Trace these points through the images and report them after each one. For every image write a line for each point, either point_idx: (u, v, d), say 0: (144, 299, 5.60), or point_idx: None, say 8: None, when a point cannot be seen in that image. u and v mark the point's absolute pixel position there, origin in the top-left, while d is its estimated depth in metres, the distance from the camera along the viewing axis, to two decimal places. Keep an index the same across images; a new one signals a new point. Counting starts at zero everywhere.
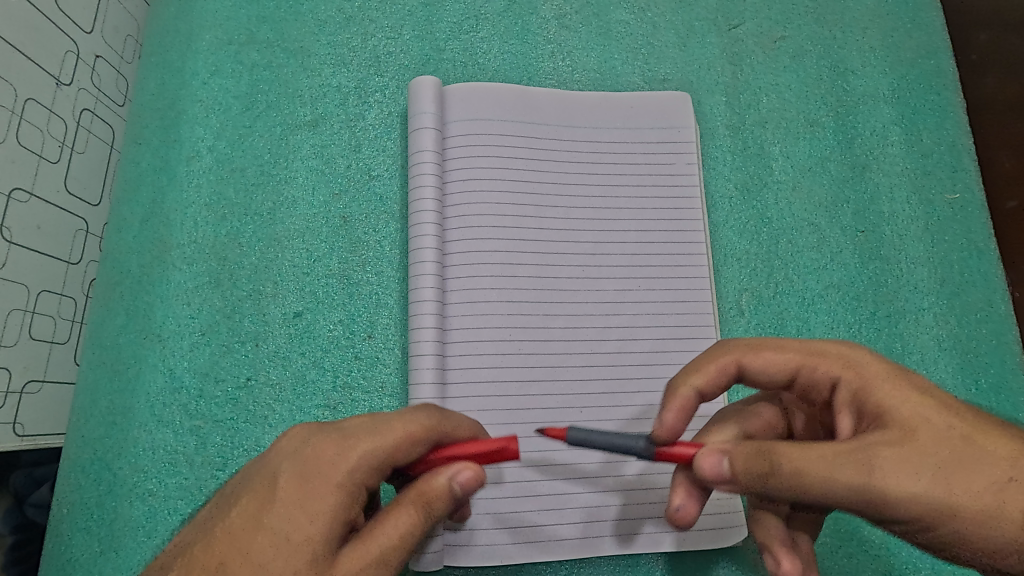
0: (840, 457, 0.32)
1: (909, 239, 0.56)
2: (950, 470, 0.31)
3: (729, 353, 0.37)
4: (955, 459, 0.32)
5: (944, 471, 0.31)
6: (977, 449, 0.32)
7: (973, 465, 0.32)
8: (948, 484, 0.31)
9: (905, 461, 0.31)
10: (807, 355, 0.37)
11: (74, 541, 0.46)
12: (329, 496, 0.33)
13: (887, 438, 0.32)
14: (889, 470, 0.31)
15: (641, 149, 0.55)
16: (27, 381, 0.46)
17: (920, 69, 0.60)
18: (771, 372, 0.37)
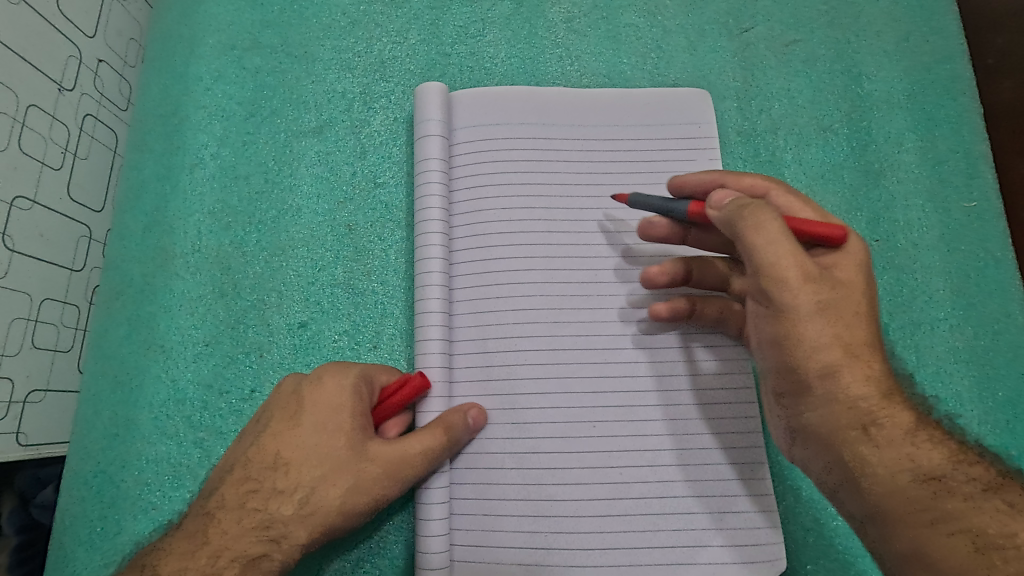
0: (798, 258, 0.38)
1: (924, 248, 0.55)
2: (859, 338, 0.39)
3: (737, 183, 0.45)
4: (861, 331, 0.39)
5: (851, 322, 0.38)
6: (874, 329, 0.39)
7: (873, 343, 0.39)
8: (838, 349, 0.38)
9: (832, 317, 0.38)
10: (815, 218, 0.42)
11: (76, 555, 0.46)
12: (339, 423, 0.42)
13: (824, 286, 0.38)
14: (817, 312, 0.38)
15: (654, 152, 0.54)
16: (30, 390, 0.45)
17: (935, 74, 0.59)
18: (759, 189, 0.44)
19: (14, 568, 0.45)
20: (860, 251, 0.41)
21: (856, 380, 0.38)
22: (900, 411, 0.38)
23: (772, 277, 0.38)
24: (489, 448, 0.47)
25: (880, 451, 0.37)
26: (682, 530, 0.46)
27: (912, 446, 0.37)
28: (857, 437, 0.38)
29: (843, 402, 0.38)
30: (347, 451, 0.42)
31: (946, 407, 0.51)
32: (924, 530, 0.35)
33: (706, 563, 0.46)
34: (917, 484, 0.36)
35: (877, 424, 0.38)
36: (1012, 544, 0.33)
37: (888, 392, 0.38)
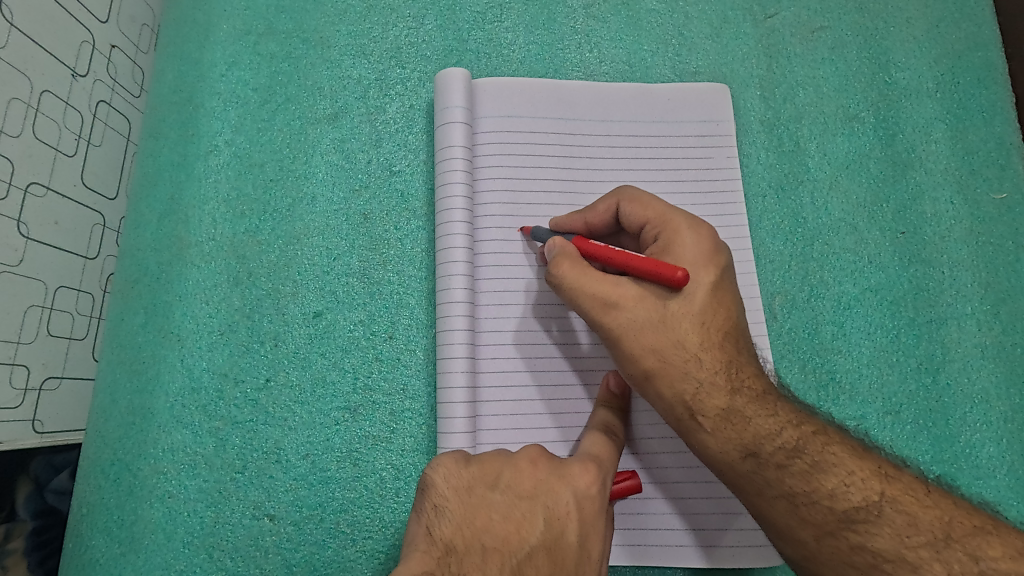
0: (616, 290, 0.41)
1: (953, 241, 0.53)
2: (681, 342, 0.41)
3: (591, 212, 0.47)
4: (675, 334, 0.41)
5: (662, 332, 0.41)
6: (705, 328, 0.41)
7: (706, 339, 0.41)
8: (651, 356, 0.41)
9: (639, 332, 0.41)
10: (654, 219, 0.43)
11: (94, 542, 0.46)
12: (590, 480, 0.40)
13: (642, 304, 0.41)
14: (628, 330, 0.41)
15: (678, 143, 0.53)
16: (46, 378, 0.44)
17: (967, 61, 0.57)
18: (610, 209, 0.46)
19: (31, 554, 0.44)
20: (705, 241, 0.42)
21: (674, 380, 0.41)
22: (720, 396, 0.41)
23: (603, 304, 0.41)
24: (513, 439, 0.47)
25: (710, 436, 0.41)
26: (701, 513, 0.48)
27: (744, 426, 0.41)
28: (686, 425, 0.42)
29: (666, 397, 0.42)
30: (592, 504, 0.39)
31: (971, 405, 0.50)
32: (749, 496, 0.41)
33: (724, 544, 0.48)
34: (739, 459, 0.41)
35: (702, 411, 0.41)
36: (809, 500, 0.39)
37: (717, 378, 0.41)
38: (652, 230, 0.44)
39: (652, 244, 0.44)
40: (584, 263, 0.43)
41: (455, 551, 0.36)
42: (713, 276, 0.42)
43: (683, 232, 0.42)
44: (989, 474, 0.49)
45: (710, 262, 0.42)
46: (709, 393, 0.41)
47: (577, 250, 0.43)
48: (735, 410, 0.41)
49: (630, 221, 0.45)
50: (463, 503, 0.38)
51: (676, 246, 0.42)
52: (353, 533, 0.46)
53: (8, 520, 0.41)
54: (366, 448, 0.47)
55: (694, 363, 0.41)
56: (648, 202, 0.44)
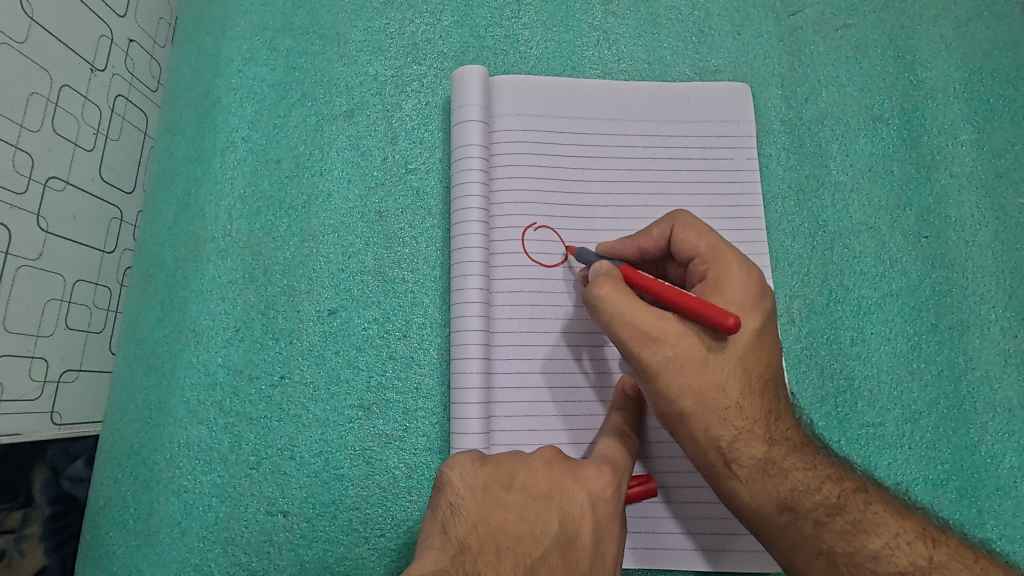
0: (659, 324, 0.40)
1: (977, 246, 0.52)
2: (722, 387, 0.40)
3: (645, 237, 0.46)
4: (718, 377, 0.40)
5: (702, 375, 0.40)
6: (746, 374, 0.41)
7: (746, 385, 0.41)
8: (689, 397, 0.41)
9: (678, 371, 0.40)
10: (706, 252, 0.43)
11: (110, 534, 0.46)
12: (604, 483, 0.39)
13: (685, 342, 0.40)
14: (668, 366, 0.40)
15: (698, 143, 0.53)
16: (64, 370, 0.45)
17: (996, 61, 0.55)
18: (665, 234, 0.45)
19: (47, 539, 0.44)
20: (753, 284, 0.42)
21: (711, 425, 0.41)
22: (757, 445, 0.41)
23: (644, 337, 0.40)
24: (527, 441, 0.47)
25: (743, 485, 0.41)
26: (712, 518, 0.47)
27: (781, 476, 0.41)
28: (719, 471, 0.42)
29: (700, 441, 0.41)
30: (606, 507, 0.39)
31: (993, 413, 0.49)
32: (782, 550, 0.41)
33: (734, 549, 0.47)
34: (775, 512, 0.41)
35: (737, 459, 0.41)
36: (851, 560, 0.39)
37: (755, 427, 0.41)
38: (702, 265, 0.43)
39: (700, 281, 0.43)
40: (628, 290, 0.41)
41: (470, 550, 0.36)
42: (759, 321, 0.41)
43: (733, 273, 0.41)
44: (1009, 484, 0.48)
45: (756, 307, 0.41)
46: (747, 442, 0.41)
47: (622, 276, 0.41)
48: (772, 461, 0.41)
49: (680, 251, 0.44)
50: (479, 502, 0.38)
51: (726, 286, 0.41)
52: (365, 531, 0.46)
53: (25, 505, 0.42)
54: (379, 446, 0.47)
55: (734, 410, 0.41)
56: (702, 233, 0.43)
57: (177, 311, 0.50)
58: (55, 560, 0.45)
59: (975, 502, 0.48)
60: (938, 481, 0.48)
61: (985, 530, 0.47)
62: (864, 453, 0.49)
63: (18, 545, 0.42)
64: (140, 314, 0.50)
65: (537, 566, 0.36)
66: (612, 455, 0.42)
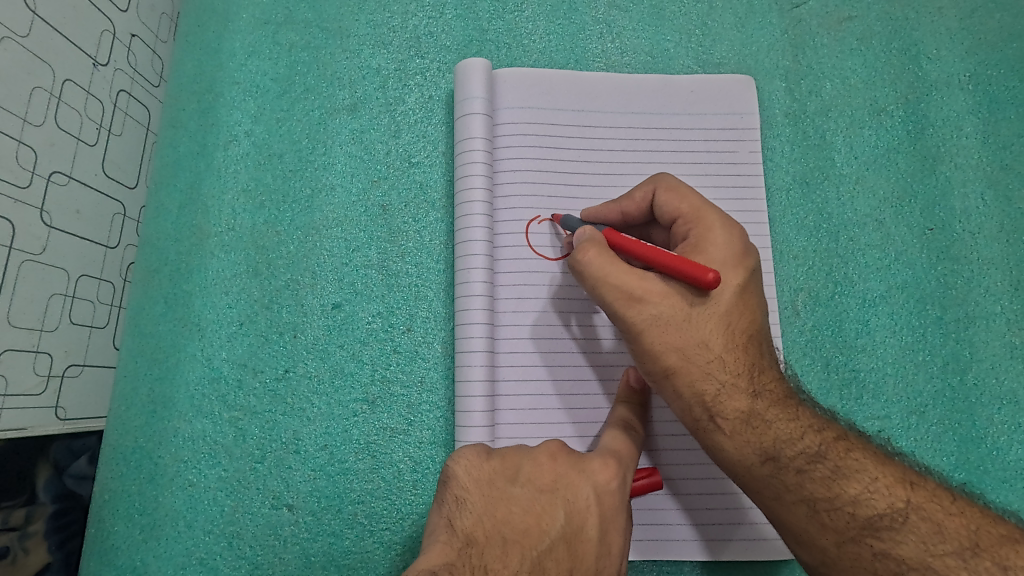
0: (643, 285, 0.40)
1: (983, 239, 0.52)
2: (706, 342, 0.41)
3: (627, 200, 0.46)
4: (701, 332, 0.41)
5: (685, 332, 0.40)
6: (730, 329, 0.41)
7: (729, 340, 0.41)
8: (673, 354, 0.41)
9: (662, 329, 0.40)
10: (689, 213, 0.42)
11: (116, 528, 0.46)
12: (609, 476, 0.39)
13: (668, 301, 0.40)
14: (652, 325, 0.40)
15: (702, 136, 0.53)
16: (68, 365, 0.45)
17: (1001, 53, 0.55)
18: (647, 197, 0.45)
19: (51, 535, 0.44)
20: (736, 242, 0.42)
21: (694, 379, 0.41)
22: (741, 398, 0.41)
23: (629, 298, 0.40)
24: (531, 434, 0.47)
25: (728, 439, 0.42)
26: (717, 509, 0.47)
27: (764, 428, 0.41)
28: (704, 426, 0.42)
29: (685, 397, 0.42)
30: (611, 499, 0.39)
31: (999, 405, 0.49)
32: (767, 499, 0.41)
33: (739, 540, 0.47)
34: (758, 463, 0.41)
35: (721, 413, 0.41)
36: (831, 506, 0.40)
37: (738, 380, 0.41)
38: (684, 225, 0.43)
39: (683, 241, 0.43)
40: (612, 253, 0.40)
41: (476, 543, 0.36)
42: (742, 277, 0.41)
43: (715, 231, 0.41)
44: (1015, 476, 0.48)
45: (738, 264, 0.41)
46: (730, 395, 0.41)
47: (606, 241, 0.41)
48: (756, 414, 0.41)
49: (663, 212, 0.44)
50: (485, 495, 0.37)
51: (708, 244, 0.41)
52: (370, 524, 0.46)
53: (28, 503, 0.42)
54: (384, 440, 0.47)
55: (717, 364, 0.41)
56: (685, 195, 0.43)
57: (180, 306, 0.50)
58: (60, 557, 0.45)
59: (982, 494, 0.48)
60: (944, 474, 0.48)
61: None
62: None
63: (21, 542, 0.42)
64: (144, 308, 0.50)
65: (543, 560, 0.36)
66: (617, 447, 0.42)
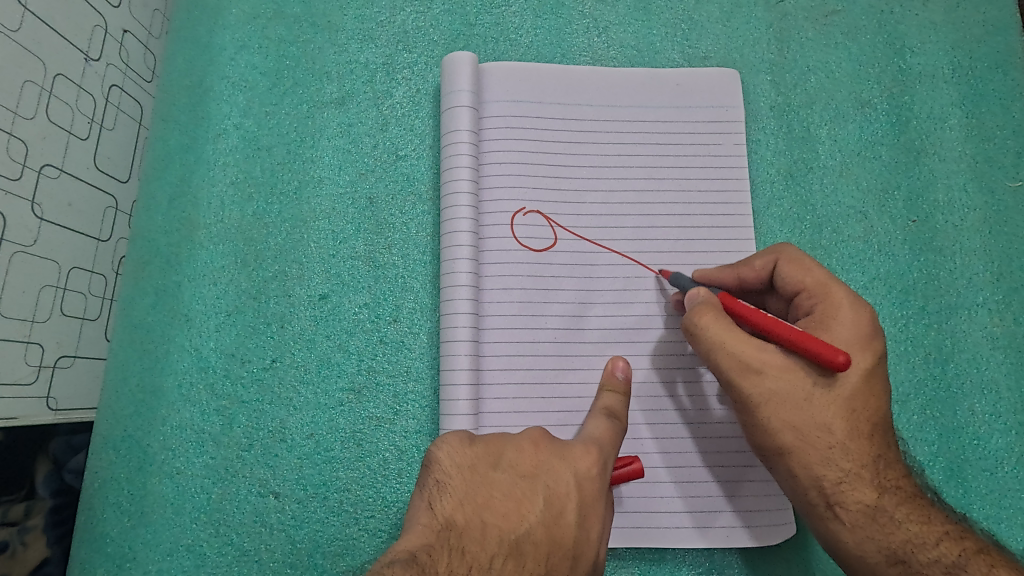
0: (760, 356, 0.41)
1: (966, 230, 0.52)
2: (828, 426, 0.41)
3: (745, 266, 0.46)
4: (822, 417, 0.41)
5: (805, 412, 0.41)
6: (853, 416, 0.41)
7: (853, 427, 0.41)
8: (789, 433, 0.41)
9: (779, 406, 0.41)
10: (813, 287, 0.42)
11: (105, 516, 0.47)
12: (590, 462, 0.40)
13: (787, 375, 0.41)
14: (767, 400, 0.41)
15: (687, 129, 0.53)
16: (60, 356, 0.46)
17: (985, 46, 0.55)
18: (767, 266, 0.45)
19: (50, 530, 0.46)
20: (865, 321, 0.41)
21: (812, 463, 0.41)
22: (865, 491, 0.41)
23: (742, 368, 0.41)
24: (515, 422, 0.48)
25: (847, 529, 0.42)
26: (698, 496, 0.48)
27: (892, 528, 0.41)
28: (821, 512, 0.42)
29: (800, 478, 0.42)
30: (591, 485, 0.39)
31: (980, 395, 0.50)
32: None
33: (720, 527, 0.48)
34: (885, 563, 0.41)
35: (841, 503, 0.42)
36: None
37: (863, 472, 0.41)
38: (808, 300, 0.43)
39: (807, 316, 0.43)
40: (730, 322, 0.42)
41: (456, 526, 0.37)
42: (869, 361, 0.40)
43: (844, 309, 0.41)
44: (995, 465, 0.49)
45: (868, 347, 0.41)
46: (853, 485, 0.41)
47: (721, 304, 0.43)
48: (881, 509, 0.41)
49: (786, 285, 0.44)
50: (466, 480, 0.38)
51: (834, 323, 0.41)
52: (355, 512, 0.47)
53: (28, 498, 0.44)
54: (370, 429, 0.48)
55: (840, 450, 0.41)
56: (809, 268, 0.43)
57: (170, 297, 0.50)
58: (58, 552, 0.46)
59: (962, 483, 0.48)
60: (925, 463, 0.49)
61: (972, 510, 0.48)
62: None
63: (19, 537, 0.43)
64: (134, 300, 0.50)
65: (522, 543, 0.36)
66: (598, 436, 0.42)
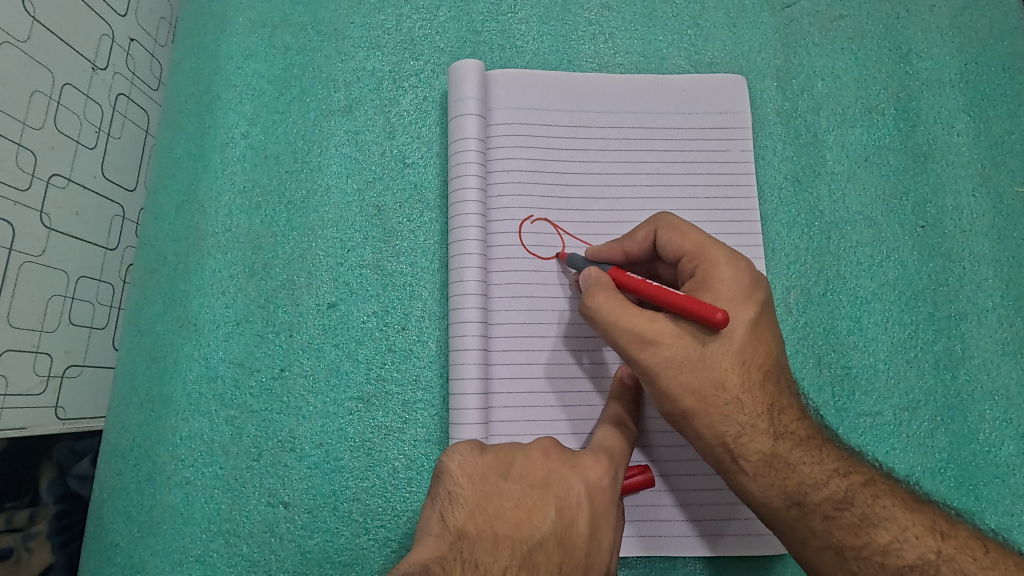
0: (654, 327, 0.40)
1: (975, 236, 0.52)
2: (722, 382, 0.41)
3: (630, 240, 0.45)
4: (717, 373, 0.41)
5: (702, 372, 0.40)
6: (745, 368, 0.41)
7: (745, 379, 0.41)
8: (689, 396, 0.41)
9: (683, 371, 0.41)
10: (693, 249, 0.42)
11: (115, 526, 0.47)
12: (600, 472, 0.40)
13: (681, 342, 0.40)
14: (666, 367, 0.40)
15: (694, 135, 0.53)
16: (68, 365, 0.45)
17: (992, 51, 0.55)
18: (650, 236, 0.44)
19: (54, 536, 0.45)
20: (743, 275, 0.41)
21: (715, 422, 0.41)
22: (763, 440, 0.41)
23: (640, 340, 0.40)
24: (525, 431, 0.48)
25: (752, 480, 0.42)
26: (708, 505, 0.48)
27: (789, 472, 0.41)
28: (728, 467, 0.42)
29: (706, 438, 0.42)
30: (602, 495, 0.39)
31: (991, 401, 0.49)
32: (793, 543, 0.41)
33: (730, 535, 0.48)
34: (784, 507, 0.41)
35: (745, 455, 0.41)
36: (858, 554, 0.39)
37: (759, 422, 0.41)
38: (690, 263, 0.42)
39: (690, 280, 0.42)
40: (618, 295, 0.41)
41: (468, 537, 0.36)
42: (752, 313, 0.41)
43: (721, 268, 0.41)
44: (1007, 472, 0.48)
45: (747, 300, 0.41)
46: (752, 436, 0.41)
47: (612, 282, 0.42)
48: (778, 456, 0.41)
49: (668, 250, 0.43)
50: (478, 490, 0.38)
51: (715, 282, 0.41)
52: (365, 521, 0.47)
53: (32, 504, 0.43)
54: (379, 438, 0.48)
55: (735, 406, 0.41)
56: (686, 231, 0.43)
57: (178, 305, 0.50)
58: (62, 558, 0.45)
59: (974, 490, 0.48)
60: (936, 470, 0.49)
61: (984, 517, 0.48)
62: (861, 442, 0.49)
63: (25, 542, 0.43)
64: (143, 309, 0.50)
65: (533, 554, 0.36)
66: (607, 445, 0.42)
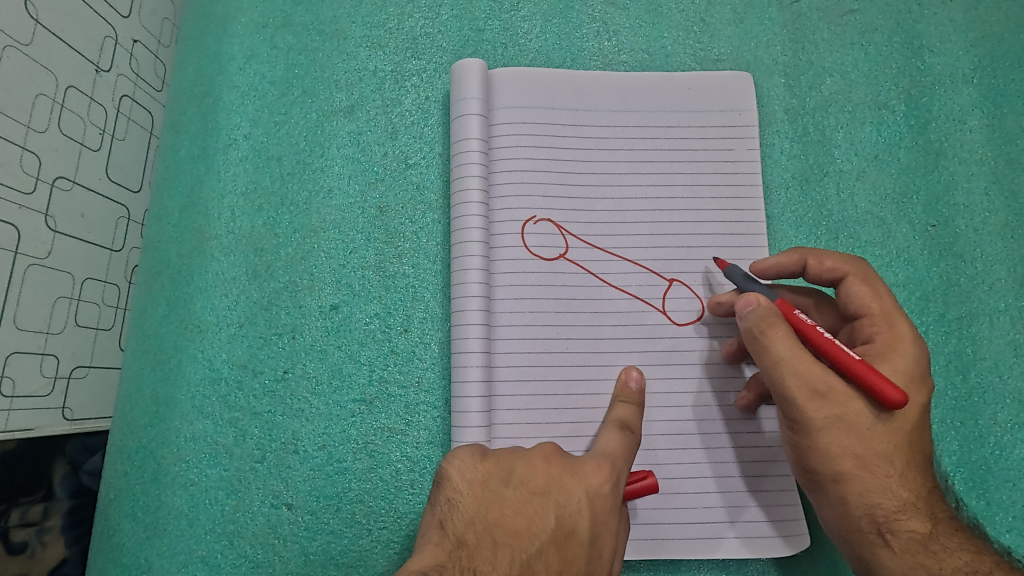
0: (826, 380, 0.39)
1: (987, 235, 0.51)
2: (885, 456, 0.39)
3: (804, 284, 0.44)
4: (882, 445, 0.39)
5: (867, 441, 0.39)
6: (909, 447, 0.40)
7: (910, 458, 0.40)
8: (848, 459, 0.39)
9: (843, 432, 0.39)
10: (878, 315, 0.42)
11: (120, 526, 0.47)
12: (601, 479, 0.39)
13: (852, 404, 0.39)
14: (832, 426, 0.39)
15: (699, 135, 0.52)
16: (75, 367, 0.46)
17: (1007, 45, 0.54)
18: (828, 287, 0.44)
19: (67, 531, 0.47)
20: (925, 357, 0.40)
21: (868, 490, 0.40)
22: (918, 519, 0.40)
23: (810, 391, 0.39)
24: (527, 434, 0.47)
25: (896, 557, 0.40)
26: (711, 507, 0.47)
27: (943, 557, 0.40)
28: (870, 540, 0.41)
29: (852, 504, 0.40)
30: (603, 503, 0.38)
31: (1003, 405, 0.49)
32: None
33: (733, 538, 0.47)
34: None
35: (894, 530, 0.40)
36: None
37: (918, 501, 0.40)
38: (869, 327, 0.42)
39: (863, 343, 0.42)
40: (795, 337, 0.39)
41: (466, 545, 0.37)
42: (926, 397, 0.40)
43: (906, 342, 0.40)
44: (1018, 477, 0.48)
45: (925, 382, 0.40)
46: (908, 514, 0.40)
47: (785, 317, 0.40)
48: (934, 538, 0.40)
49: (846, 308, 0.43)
50: (478, 497, 0.38)
51: (896, 354, 0.40)
52: (368, 523, 0.47)
53: (45, 499, 0.45)
54: (381, 440, 0.48)
55: (896, 479, 0.40)
56: (872, 296, 0.42)
57: (181, 307, 0.50)
58: (76, 552, 0.47)
59: (983, 494, 0.47)
60: (946, 474, 0.48)
61: (994, 523, 0.47)
62: None
63: (38, 537, 0.45)
64: (146, 311, 0.50)
65: (531, 563, 0.36)
66: (610, 450, 0.41)
